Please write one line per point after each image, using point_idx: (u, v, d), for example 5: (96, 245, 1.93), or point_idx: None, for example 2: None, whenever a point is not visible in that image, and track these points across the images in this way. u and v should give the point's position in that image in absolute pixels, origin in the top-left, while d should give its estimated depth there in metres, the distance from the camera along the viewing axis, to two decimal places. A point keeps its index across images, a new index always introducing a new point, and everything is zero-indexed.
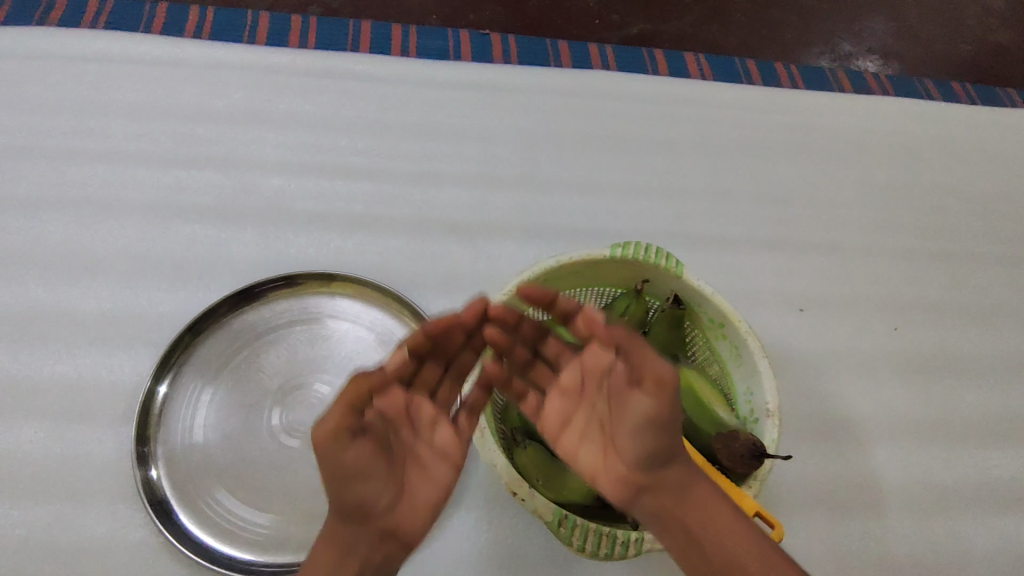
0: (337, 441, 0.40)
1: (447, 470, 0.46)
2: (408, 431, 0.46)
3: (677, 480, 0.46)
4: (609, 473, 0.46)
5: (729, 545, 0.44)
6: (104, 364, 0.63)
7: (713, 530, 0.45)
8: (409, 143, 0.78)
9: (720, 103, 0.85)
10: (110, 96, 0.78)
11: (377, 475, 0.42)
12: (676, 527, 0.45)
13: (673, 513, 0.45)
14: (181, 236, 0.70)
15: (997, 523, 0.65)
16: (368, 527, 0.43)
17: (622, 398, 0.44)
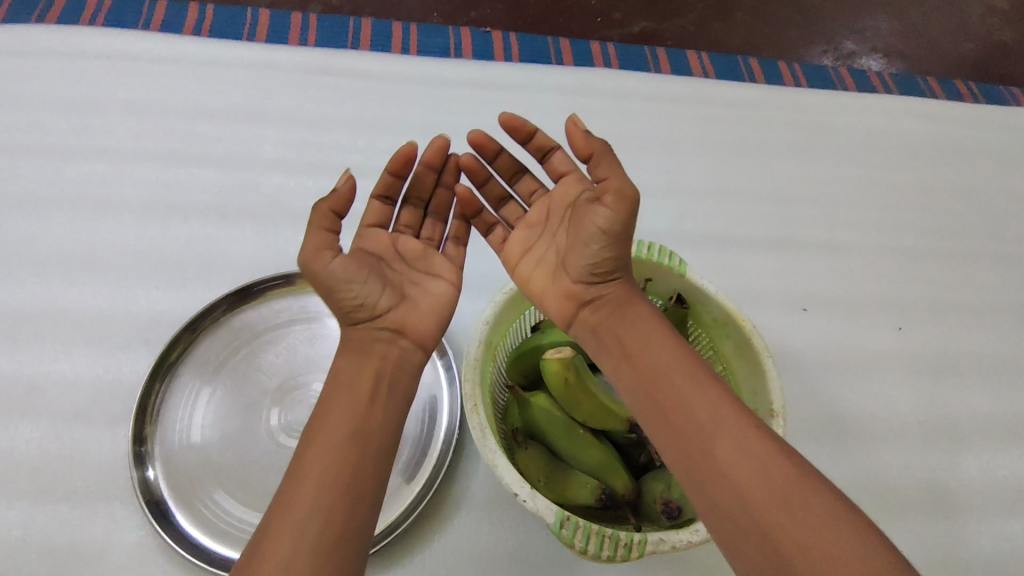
0: (322, 247, 0.48)
1: (437, 285, 0.54)
2: (399, 263, 0.54)
3: (671, 370, 0.46)
4: (555, 290, 0.53)
5: (728, 430, 0.42)
6: (102, 363, 0.62)
7: (712, 418, 0.43)
8: (409, 140, 0.77)
9: (723, 101, 0.85)
10: (109, 94, 0.77)
11: (364, 275, 0.49)
12: (675, 414, 0.44)
13: (669, 396, 0.45)
14: (179, 234, 0.70)
15: (1002, 525, 0.64)
16: (367, 333, 0.50)
17: (575, 215, 0.52)
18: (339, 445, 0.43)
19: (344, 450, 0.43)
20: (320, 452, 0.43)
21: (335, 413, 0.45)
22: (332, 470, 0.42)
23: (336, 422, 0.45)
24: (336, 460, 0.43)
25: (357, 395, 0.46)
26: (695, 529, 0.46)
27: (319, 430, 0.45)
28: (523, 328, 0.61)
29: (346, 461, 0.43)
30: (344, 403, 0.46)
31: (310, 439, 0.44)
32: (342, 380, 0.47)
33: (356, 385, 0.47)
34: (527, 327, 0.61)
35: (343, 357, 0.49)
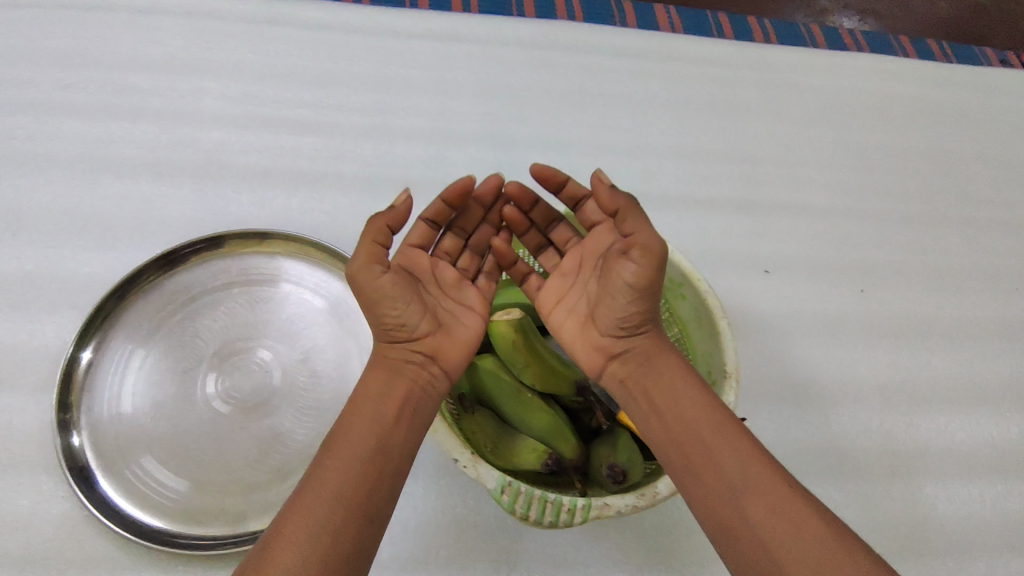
0: (372, 264, 0.45)
1: (474, 318, 0.51)
2: (434, 289, 0.50)
3: (707, 427, 0.44)
4: (586, 343, 0.51)
5: (769, 501, 0.40)
6: (26, 329, 0.59)
7: (749, 485, 0.41)
8: (359, 95, 0.73)
9: (689, 57, 0.81)
10: (35, 43, 0.72)
11: (409, 296, 0.47)
12: (709, 478, 0.42)
13: (705, 457, 0.42)
14: (111, 193, 0.66)
15: (958, 487, 0.64)
16: (401, 354, 0.47)
17: (606, 267, 0.49)
18: (359, 462, 0.41)
19: (363, 468, 0.41)
20: (338, 465, 0.41)
21: (356, 428, 0.43)
22: (347, 488, 0.40)
23: (358, 437, 0.43)
24: (355, 477, 0.41)
25: (382, 412, 0.44)
26: (639, 494, 0.45)
27: (339, 443, 0.42)
28: None
29: (363, 481, 0.41)
30: (368, 421, 0.44)
31: (330, 451, 0.42)
32: (369, 397, 0.45)
33: (383, 404, 0.45)
34: None
35: (374, 375, 0.47)
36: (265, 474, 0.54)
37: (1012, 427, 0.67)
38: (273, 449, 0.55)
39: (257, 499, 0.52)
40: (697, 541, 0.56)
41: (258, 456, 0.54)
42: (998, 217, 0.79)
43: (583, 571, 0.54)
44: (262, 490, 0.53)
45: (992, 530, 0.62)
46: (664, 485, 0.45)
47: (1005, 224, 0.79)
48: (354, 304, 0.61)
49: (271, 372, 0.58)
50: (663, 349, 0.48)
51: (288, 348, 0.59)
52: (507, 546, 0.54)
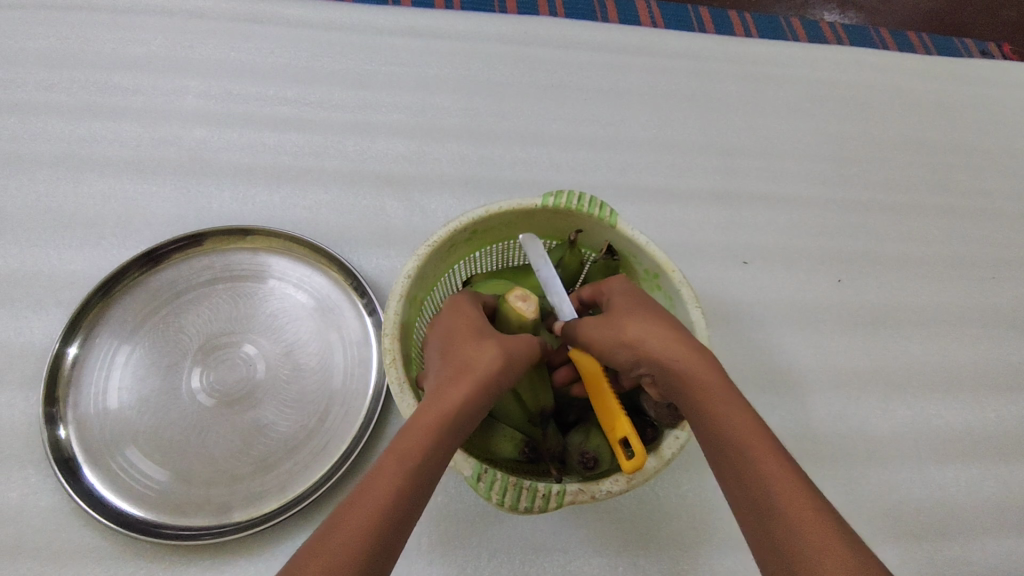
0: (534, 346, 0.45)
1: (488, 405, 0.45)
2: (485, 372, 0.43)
3: (733, 436, 0.37)
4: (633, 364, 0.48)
5: (793, 527, 0.34)
6: (12, 325, 0.60)
7: (778, 507, 0.35)
8: (341, 92, 0.73)
9: (669, 51, 0.82)
10: (19, 43, 0.73)
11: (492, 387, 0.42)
12: (739, 489, 0.37)
13: (732, 465, 0.37)
14: (95, 191, 0.66)
15: (934, 471, 0.65)
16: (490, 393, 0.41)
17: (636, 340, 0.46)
18: (420, 491, 0.36)
19: (420, 493, 0.36)
20: (405, 484, 0.35)
21: (429, 444, 0.37)
22: (401, 515, 0.35)
23: (428, 458, 0.37)
24: (412, 505, 0.36)
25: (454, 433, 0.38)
26: (615, 478, 0.45)
27: (409, 455, 0.36)
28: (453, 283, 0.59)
29: (414, 509, 0.36)
30: (444, 442, 0.38)
31: (394, 461, 0.36)
32: (454, 413, 0.38)
33: (459, 428, 0.39)
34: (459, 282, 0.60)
35: (466, 385, 0.40)
36: (250, 465, 0.54)
37: (986, 412, 0.69)
38: (257, 441, 0.56)
39: (241, 490, 0.53)
40: (675, 527, 0.57)
41: (243, 447, 0.55)
42: (974, 206, 0.80)
43: (563, 556, 0.55)
44: (247, 480, 0.54)
45: (966, 512, 0.63)
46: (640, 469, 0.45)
47: (981, 213, 0.80)
48: (337, 299, 0.61)
49: (255, 365, 0.59)
50: (693, 350, 0.40)
51: (272, 342, 0.60)
52: (487, 534, 0.55)
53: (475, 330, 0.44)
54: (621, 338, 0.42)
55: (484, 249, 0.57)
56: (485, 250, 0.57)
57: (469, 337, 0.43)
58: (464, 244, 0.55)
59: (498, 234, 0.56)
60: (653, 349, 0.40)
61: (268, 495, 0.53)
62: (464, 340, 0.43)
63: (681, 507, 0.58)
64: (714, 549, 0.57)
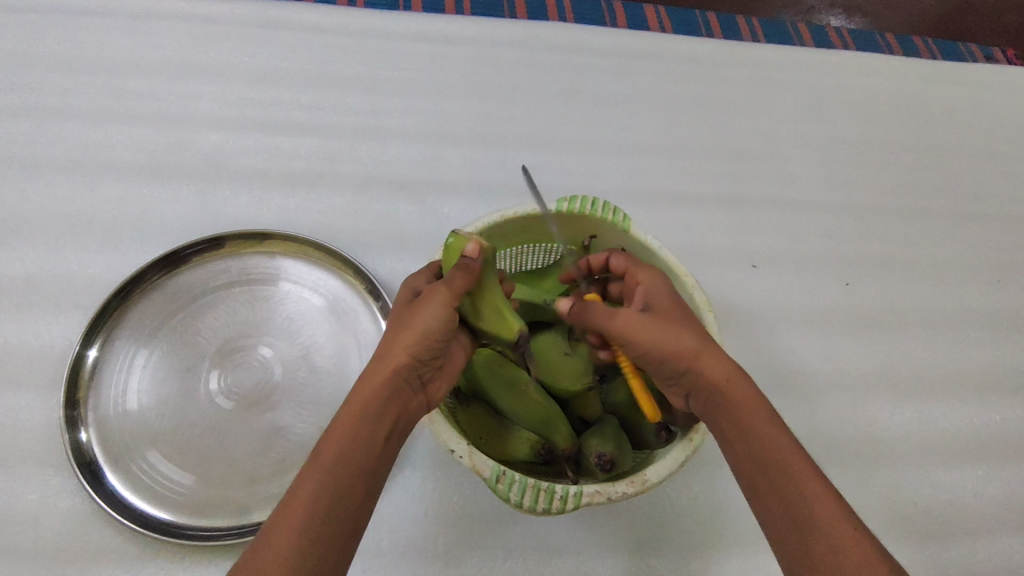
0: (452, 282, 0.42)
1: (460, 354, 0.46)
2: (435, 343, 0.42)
3: (777, 454, 0.39)
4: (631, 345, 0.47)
5: (836, 543, 0.36)
6: (32, 328, 0.60)
7: (821, 524, 0.36)
8: (354, 97, 0.74)
9: (678, 56, 0.83)
10: (35, 49, 0.73)
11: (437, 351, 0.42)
12: (779, 505, 0.38)
13: (774, 481, 0.39)
14: (113, 195, 0.67)
15: (942, 472, 0.66)
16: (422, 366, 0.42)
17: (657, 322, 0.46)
18: (349, 492, 0.37)
19: (350, 490, 0.37)
20: (326, 488, 0.37)
21: (343, 445, 0.38)
22: (332, 515, 0.36)
23: (348, 458, 0.38)
24: (344, 504, 0.37)
25: (375, 425, 0.39)
26: (630, 481, 0.45)
27: (324, 462, 0.37)
28: None
29: (348, 508, 0.37)
30: (360, 438, 0.39)
31: (311, 472, 0.37)
32: (363, 410, 0.39)
33: (381, 417, 0.40)
34: None
35: (377, 377, 0.40)
36: (268, 466, 0.55)
37: (993, 414, 0.69)
38: (275, 443, 0.56)
39: (260, 491, 0.54)
40: (687, 528, 0.58)
41: (261, 449, 0.56)
42: (980, 210, 0.81)
43: (577, 557, 0.56)
44: (265, 482, 0.55)
45: (972, 513, 0.64)
46: (654, 472, 0.46)
47: (987, 216, 0.81)
48: (352, 302, 0.62)
49: (272, 367, 0.59)
50: (741, 371, 0.42)
51: (289, 345, 0.61)
52: (502, 534, 0.56)
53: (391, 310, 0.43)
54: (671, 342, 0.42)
55: (499, 254, 0.58)
56: (499, 255, 0.58)
57: (389, 322, 0.43)
58: None
59: (512, 239, 0.56)
60: (706, 362, 0.42)
61: None
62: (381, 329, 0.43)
63: (693, 509, 0.59)
64: (724, 548, 0.58)
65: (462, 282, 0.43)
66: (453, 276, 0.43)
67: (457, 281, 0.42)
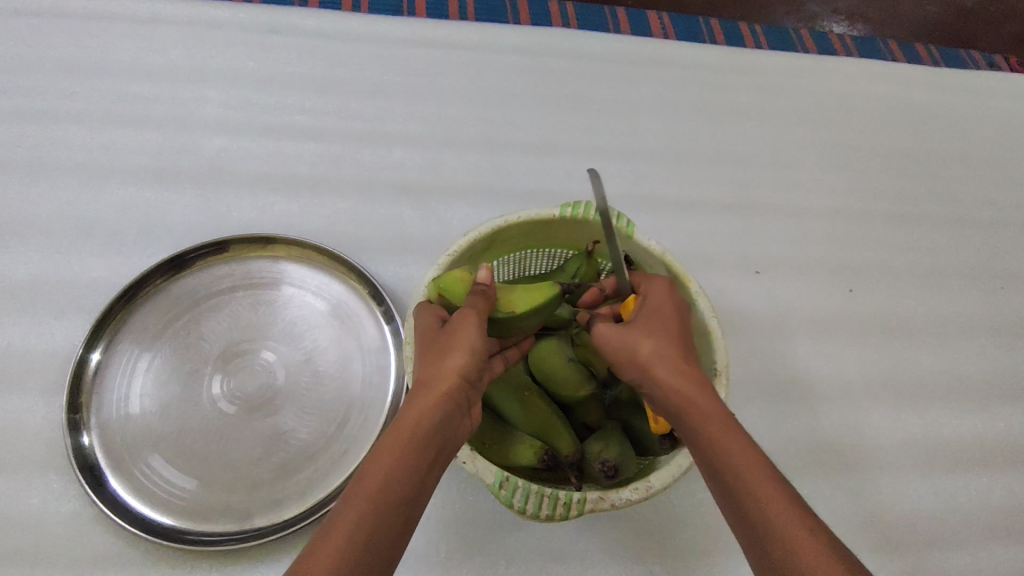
0: (474, 305, 0.43)
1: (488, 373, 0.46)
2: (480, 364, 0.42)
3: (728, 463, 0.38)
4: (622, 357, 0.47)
5: (791, 548, 0.35)
6: (35, 331, 0.60)
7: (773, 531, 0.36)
8: (358, 102, 0.74)
9: (682, 62, 0.83)
10: (41, 52, 0.73)
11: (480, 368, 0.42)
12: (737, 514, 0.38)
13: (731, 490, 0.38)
14: (117, 199, 0.67)
15: (945, 480, 0.65)
16: (467, 390, 0.42)
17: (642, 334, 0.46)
18: (394, 515, 0.37)
19: (393, 519, 0.37)
20: (370, 511, 0.36)
21: (391, 470, 0.38)
22: (378, 539, 0.36)
23: (396, 484, 0.37)
24: (390, 529, 0.36)
25: (423, 453, 0.39)
26: (633, 488, 0.45)
27: (370, 487, 0.37)
28: None
29: (391, 537, 0.36)
30: (407, 465, 0.38)
31: (358, 497, 0.37)
32: (413, 433, 0.39)
33: (429, 441, 0.39)
34: None
35: (426, 403, 0.40)
36: (270, 471, 0.55)
37: (997, 421, 0.69)
38: (277, 448, 0.56)
39: (262, 496, 0.54)
40: (690, 535, 0.58)
41: (263, 454, 0.56)
42: (983, 217, 0.81)
43: (580, 564, 0.56)
44: (267, 486, 0.54)
45: (976, 522, 0.64)
46: (658, 479, 0.45)
47: (990, 223, 0.81)
48: (355, 307, 0.62)
49: (275, 372, 0.59)
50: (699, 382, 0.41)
51: (292, 350, 0.60)
52: (505, 541, 0.56)
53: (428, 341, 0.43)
54: (633, 355, 0.43)
55: (503, 258, 0.57)
56: (503, 259, 0.57)
57: (426, 351, 0.42)
58: (483, 253, 0.55)
59: (516, 243, 0.56)
60: (659, 373, 0.42)
61: (287, 501, 0.54)
62: (421, 357, 0.43)
63: (696, 515, 0.58)
64: (727, 555, 0.57)
65: (485, 304, 0.44)
66: (474, 300, 0.44)
67: (478, 302, 0.43)
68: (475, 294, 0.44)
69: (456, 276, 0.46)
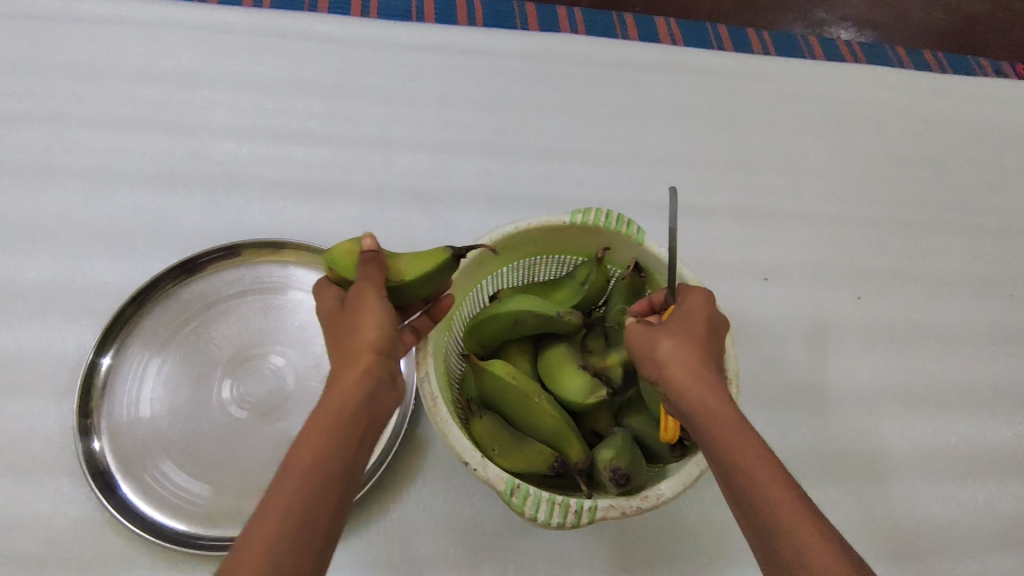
0: (367, 275, 0.43)
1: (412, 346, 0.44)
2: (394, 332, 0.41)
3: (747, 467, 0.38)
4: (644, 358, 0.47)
5: (803, 555, 0.35)
6: (46, 335, 0.61)
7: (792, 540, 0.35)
8: (367, 107, 0.74)
9: (690, 68, 0.83)
10: (52, 57, 0.74)
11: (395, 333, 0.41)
12: (752, 518, 0.37)
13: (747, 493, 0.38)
14: (127, 203, 0.68)
15: (954, 488, 0.65)
16: (385, 361, 0.40)
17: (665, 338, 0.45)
18: (323, 499, 0.36)
19: (325, 502, 0.36)
20: (297, 498, 0.36)
21: (316, 455, 0.37)
22: (309, 525, 0.36)
23: (324, 463, 0.37)
24: (319, 512, 0.36)
25: (349, 429, 0.38)
26: (645, 495, 0.45)
27: (298, 473, 0.36)
28: (480, 297, 0.59)
29: (326, 515, 0.36)
30: (333, 445, 0.38)
31: (282, 485, 0.36)
32: (337, 415, 0.38)
33: (354, 420, 0.38)
34: (486, 295, 0.59)
35: (346, 380, 0.39)
36: None
37: (1005, 429, 0.69)
38: (287, 453, 0.56)
39: None
40: (699, 541, 0.58)
41: (272, 459, 0.56)
42: (990, 224, 0.81)
43: (588, 570, 0.56)
44: None
45: (986, 530, 0.64)
46: (668, 487, 0.46)
47: (998, 231, 0.81)
48: None
49: (284, 377, 0.59)
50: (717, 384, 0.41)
51: (301, 355, 0.61)
52: (513, 547, 0.56)
53: (331, 324, 0.42)
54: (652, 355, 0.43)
55: (513, 264, 0.57)
56: (513, 265, 0.57)
57: (334, 332, 0.42)
58: (494, 259, 0.55)
59: (527, 250, 0.56)
60: (674, 372, 0.41)
61: None
62: (329, 340, 0.42)
63: (705, 522, 0.58)
64: (736, 563, 0.57)
65: (378, 273, 0.43)
66: (366, 270, 0.43)
67: (370, 273, 0.43)
68: (364, 263, 0.43)
69: (344, 251, 0.45)
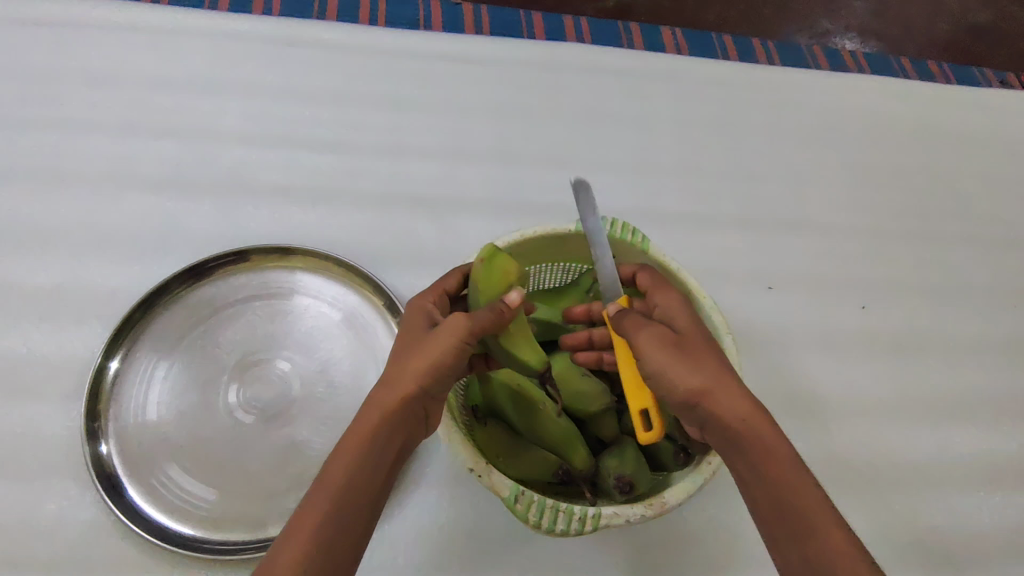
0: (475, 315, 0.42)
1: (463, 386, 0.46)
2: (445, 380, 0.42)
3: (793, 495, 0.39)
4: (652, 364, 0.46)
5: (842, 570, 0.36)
6: (55, 338, 0.61)
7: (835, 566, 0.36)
8: (375, 114, 0.75)
9: (695, 78, 0.84)
10: (65, 63, 0.75)
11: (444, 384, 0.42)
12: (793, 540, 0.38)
13: (803, 550, 0.38)
14: (137, 208, 0.68)
15: (959, 499, 0.65)
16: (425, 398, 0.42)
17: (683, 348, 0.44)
18: (356, 514, 0.38)
19: (357, 517, 0.39)
20: (332, 511, 0.38)
21: (351, 469, 0.39)
22: (342, 538, 0.38)
23: (358, 479, 0.39)
24: (350, 526, 0.38)
25: (384, 451, 0.41)
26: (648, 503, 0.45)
27: (331, 485, 0.39)
28: None
29: (356, 530, 0.38)
30: (366, 463, 0.40)
31: (317, 497, 0.38)
32: (372, 434, 0.40)
33: (388, 441, 0.41)
34: None
35: (387, 404, 0.41)
36: (285, 481, 0.55)
37: (1010, 439, 0.69)
38: (293, 458, 0.57)
39: (277, 506, 0.54)
40: (702, 551, 0.58)
41: (279, 464, 0.56)
42: (995, 234, 0.81)
43: None
44: (282, 496, 0.55)
45: (991, 543, 0.63)
46: (672, 494, 0.46)
47: (1002, 241, 0.81)
48: (370, 317, 0.63)
49: (290, 382, 0.60)
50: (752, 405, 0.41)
51: (306, 359, 0.61)
52: (517, 554, 0.56)
53: (414, 333, 0.44)
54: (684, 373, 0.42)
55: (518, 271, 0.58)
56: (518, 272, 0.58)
57: (406, 342, 0.44)
58: None
59: (532, 257, 0.56)
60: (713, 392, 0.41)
61: None
62: (398, 348, 0.44)
63: (709, 531, 0.58)
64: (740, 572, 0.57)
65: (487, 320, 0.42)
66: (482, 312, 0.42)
67: (479, 318, 0.42)
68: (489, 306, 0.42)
69: (503, 267, 0.45)
